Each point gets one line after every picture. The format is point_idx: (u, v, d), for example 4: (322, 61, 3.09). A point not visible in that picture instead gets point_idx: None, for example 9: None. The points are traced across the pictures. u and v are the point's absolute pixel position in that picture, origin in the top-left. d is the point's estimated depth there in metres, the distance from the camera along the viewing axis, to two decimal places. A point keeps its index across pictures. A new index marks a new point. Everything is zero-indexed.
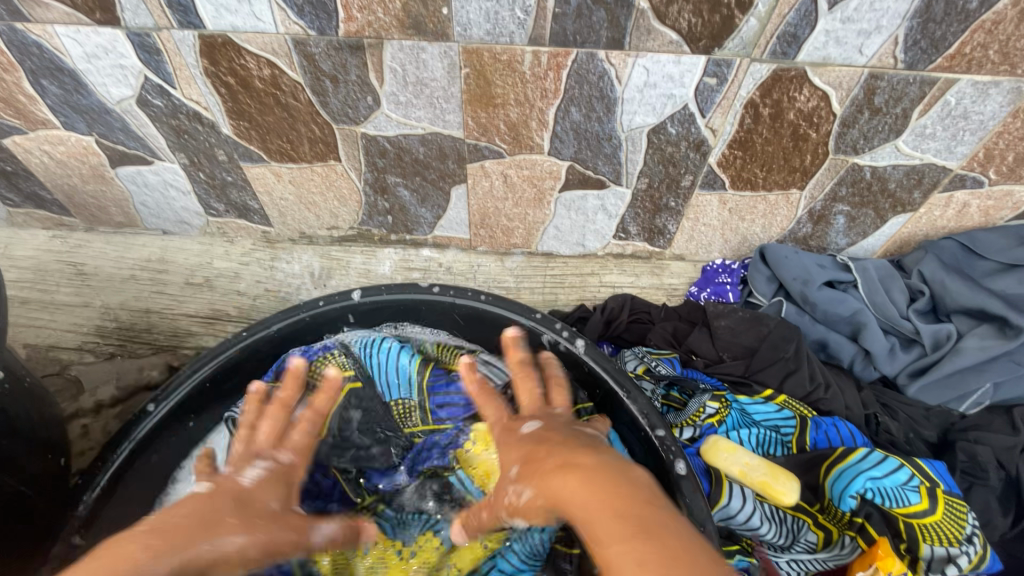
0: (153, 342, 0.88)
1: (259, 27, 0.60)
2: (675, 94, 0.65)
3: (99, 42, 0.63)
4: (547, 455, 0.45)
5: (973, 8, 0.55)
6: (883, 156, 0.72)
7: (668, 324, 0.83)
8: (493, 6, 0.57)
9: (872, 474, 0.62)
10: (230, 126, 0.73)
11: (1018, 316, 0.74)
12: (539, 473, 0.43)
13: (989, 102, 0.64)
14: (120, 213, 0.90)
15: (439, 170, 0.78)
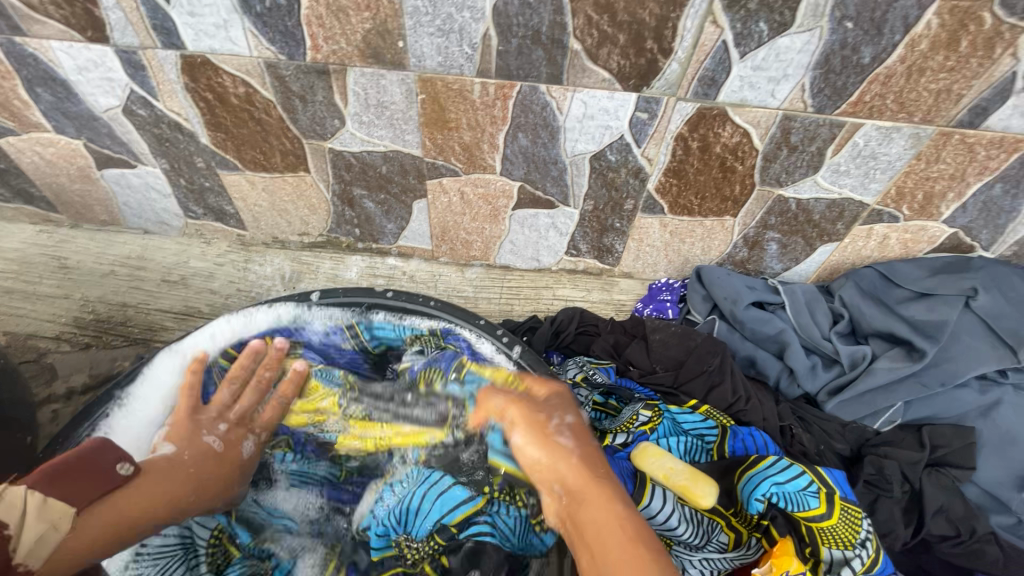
0: (128, 335, 0.95)
1: (235, 50, 0.67)
2: (612, 126, 0.72)
3: (90, 56, 0.70)
4: (606, 480, 0.56)
5: (866, 63, 0.62)
6: (805, 189, 0.78)
7: (611, 336, 0.88)
8: (444, 42, 0.64)
9: (776, 479, 0.67)
10: (208, 136, 0.79)
11: (922, 340, 0.81)
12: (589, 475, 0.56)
13: (893, 145, 0.71)
14: (104, 213, 0.95)
15: (401, 184, 0.84)
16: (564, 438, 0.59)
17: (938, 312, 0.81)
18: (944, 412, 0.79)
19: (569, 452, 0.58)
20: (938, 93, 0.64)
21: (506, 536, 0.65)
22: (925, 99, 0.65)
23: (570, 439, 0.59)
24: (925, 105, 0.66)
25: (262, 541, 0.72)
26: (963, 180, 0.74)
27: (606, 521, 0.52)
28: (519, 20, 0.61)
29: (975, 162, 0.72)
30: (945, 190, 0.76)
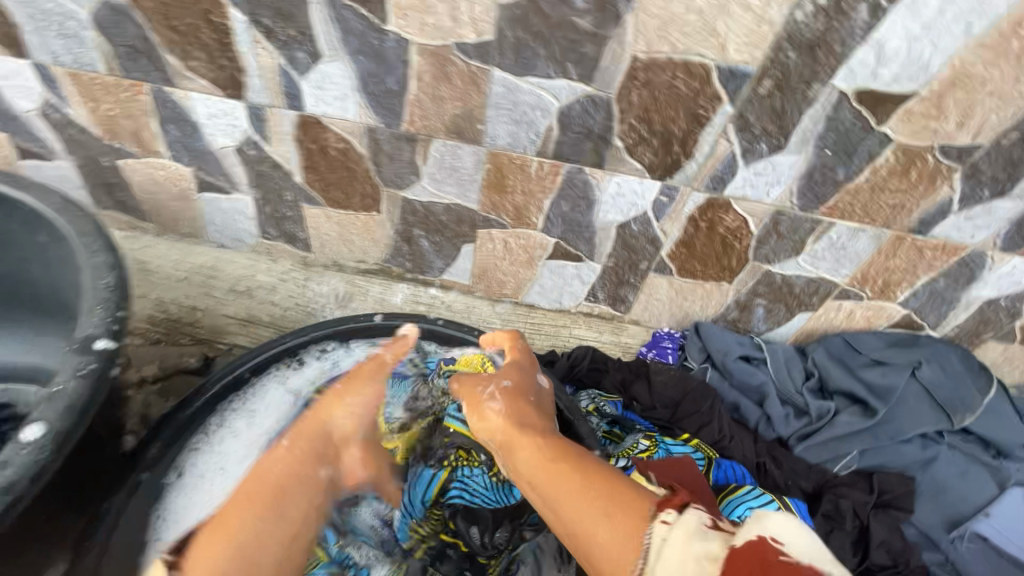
0: (195, 335, 1.09)
1: (344, 116, 0.84)
2: (638, 203, 0.90)
3: (222, 108, 0.86)
4: (524, 424, 0.73)
5: (840, 181, 0.81)
6: (789, 268, 0.96)
7: (619, 373, 1.03)
8: (514, 129, 0.82)
9: (751, 504, 0.82)
10: (302, 176, 0.95)
11: (876, 401, 0.97)
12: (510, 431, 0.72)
13: (859, 241, 0.89)
14: (188, 227, 1.09)
15: (455, 230, 1.00)
16: (495, 399, 0.77)
17: (890, 378, 0.98)
18: (892, 462, 0.95)
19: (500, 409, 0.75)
20: (894, 206, 0.83)
21: (478, 493, 0.84)
22: (884, 210, 0.83)
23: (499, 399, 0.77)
24: (884, 214, 0.84)
25: (344, 547, 0.82)
26: (914, 273, 0.92)
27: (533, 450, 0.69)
28: (577, 120, 0.79)
29: (922, 260, 0.90)
30: (900, 280, 0.93)
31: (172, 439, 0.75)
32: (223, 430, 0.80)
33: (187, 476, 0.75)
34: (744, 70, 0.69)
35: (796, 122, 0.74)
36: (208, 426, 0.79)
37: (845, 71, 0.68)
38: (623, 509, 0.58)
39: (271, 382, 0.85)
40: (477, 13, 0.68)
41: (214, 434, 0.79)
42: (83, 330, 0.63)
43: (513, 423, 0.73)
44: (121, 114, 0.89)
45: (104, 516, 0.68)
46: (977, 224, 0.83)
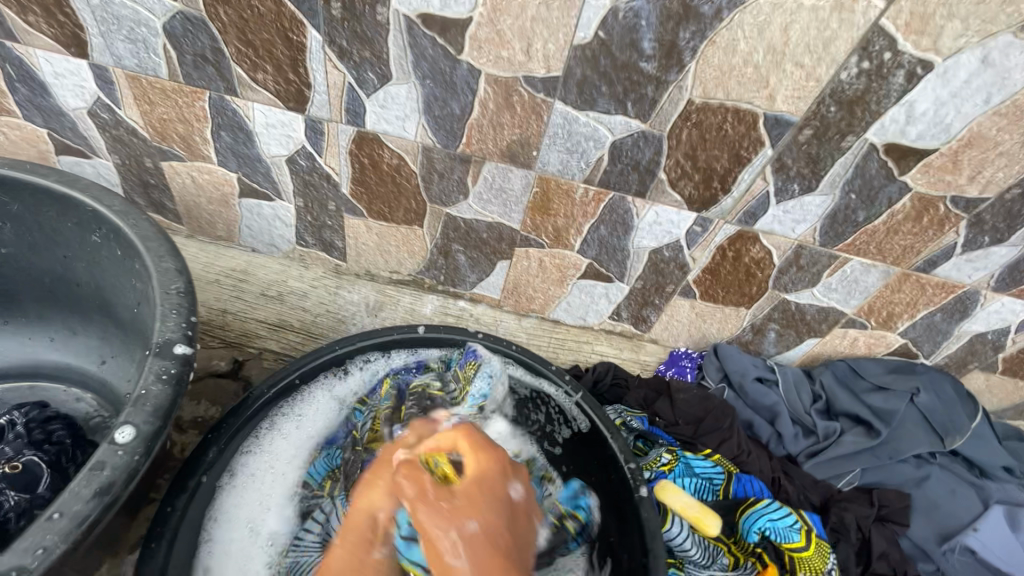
0: (223, 338, 1.12)
1: (402, 134, 0.87)
2: (672, 232, 0.95)
3: (281, 119, 0.88)
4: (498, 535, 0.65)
5: (859, 222, 0.88)
6: (804, 297, 1.03)
7: (641, 390, 1.08)
8: (566, 158, 0.86)
9: (771, 516, 0.88)
10: (349, 188, 0.97)
11: (879, 423, 1.06)
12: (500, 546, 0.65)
13: (870, 276, 0.97)
14: (223, 230, 1.10)
15: (493, 247, 1.04)
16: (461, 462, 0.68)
17: (890, 403, 1.06)
18: (891, 480, 1.02)
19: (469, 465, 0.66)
20: (905, 247, 0.91)
21: None
22: (896, 250, 0.91)
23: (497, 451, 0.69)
24: (896, 253, 0.92)
25: None
26: (915, 307, 1.01)
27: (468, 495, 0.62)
28: (627, 153, 0.84)
29: (924, 295, 0.98)
30: (902, 312, 1.02)
31: (227, 443, 0.78)
32: (272, 433, 0.85)
33: (238, 477, 0.80)
34: (788, 119, 0.76)
35: (828, 168, 0.81)
36: (259, 430, 0.83)
37: (877, 126, 0.75)
38: None
39: (318, 391, 0.90)
40: (550, 51, 0.73)
41: (264, 436, 0.84)
42: (159, 335, 0.66)
43: (474, 481, 0.63)
44: (175, 118, 0.90)
45: (167, 519, 0.70)
46: (976, 266, 0.92)
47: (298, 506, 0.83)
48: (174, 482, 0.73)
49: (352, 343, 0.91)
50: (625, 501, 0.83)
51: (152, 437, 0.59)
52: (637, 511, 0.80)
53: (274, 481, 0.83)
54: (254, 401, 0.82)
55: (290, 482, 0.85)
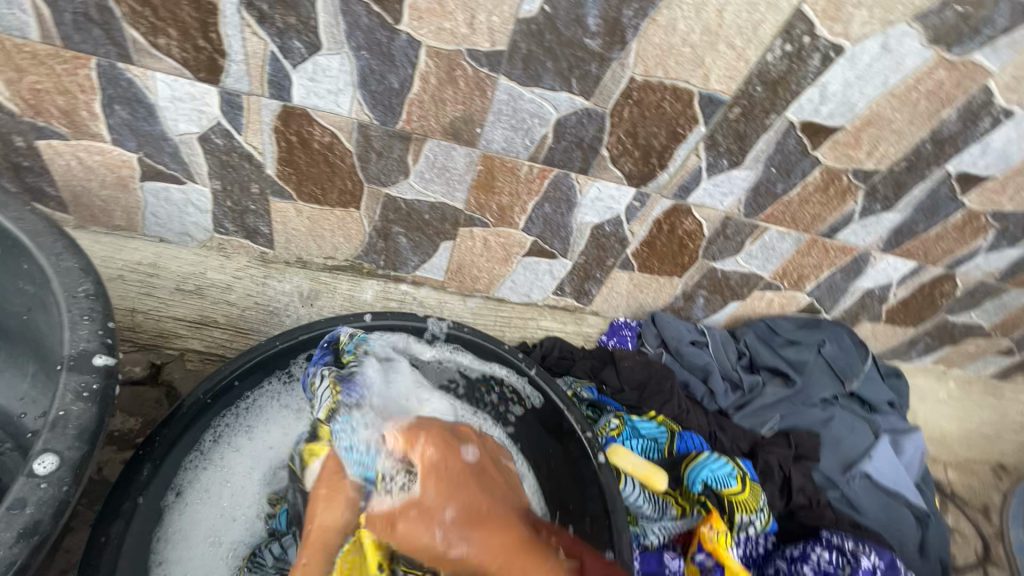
0: (137, 340, 0.98)
1: (335, 109, 0.81)
2: (613, 207, 0.98)
3: (190, 91, 0.78)
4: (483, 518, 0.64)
5: (777, 193, 0.96)
6: (729, 264, 1.11)
7: (587, 361, 1.13)
8: (511, 135, 0.85)
9: (711, 466, 0.96)
10: (275, 168, 0.89)
11: (795, 374, 1.19)
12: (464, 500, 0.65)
13: (785, 242, 1.07)
14: (122, 218, 0.97)
15: (436, 228, 1.01)
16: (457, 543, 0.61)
17: (802, 354, 1.20)
18: (803, 423, 1.16)
19: (467, 553, 0.61)
20: (814, 215, 1.01)
21: None
22: (807, 218, 1.01)
23: (462, 537, 0.61)
24: (806, 221, 1.02)
25: None
26: (821, 268, 1.13)
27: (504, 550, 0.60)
28: (571, 130, 0.84)
29: (828, 258, 1.10)
30: (810, 274, 1.14)
31: (162, 458, 0.72)
32: (220, 447, 0.80)
33: (187, 495, 0.76)
34: (720, 97, 0.80)
35: (753, 144, 0.87)
36: (203, 444, 0.78)
37: (796, 105, 0.82)
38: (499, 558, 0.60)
39: (264, 397, 0.85)
40: (493, 24, 0.71)
41: (211, 450, 0.79)
42: (72, 346, 0.58)
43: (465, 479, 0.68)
44: (52, 89, 0.76)
45: (102, 550, 0.65)
46: (869, 230, 1.04)
47: (262, 518, 0.81)
48: (103, 510, 0.67)
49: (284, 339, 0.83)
50: (585, 468, 0.86)
51: (80, 465, 0.53)
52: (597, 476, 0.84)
53: (233, 495, 0.80)
54: (188, 410, 0.75)
55: (249, 495, 0.81)
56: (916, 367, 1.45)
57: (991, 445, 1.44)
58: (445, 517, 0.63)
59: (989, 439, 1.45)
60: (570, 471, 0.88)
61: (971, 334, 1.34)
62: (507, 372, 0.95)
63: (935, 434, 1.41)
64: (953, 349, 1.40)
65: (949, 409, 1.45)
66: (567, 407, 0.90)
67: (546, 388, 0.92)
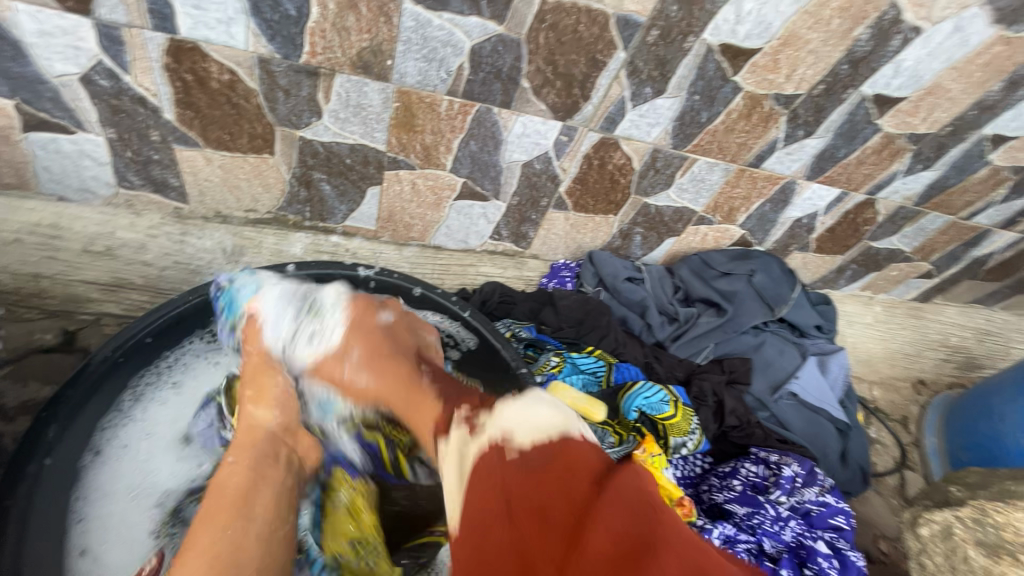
0: (42, 308, 0.98)
1: (230, 42, 0.75)
2: (540, 143, 0.96)
3: (60, 24, 0.70)
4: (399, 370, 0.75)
5: (702, 122, 0.96)
6: (662, 200, 1.12)
7: (527, 303, 1.13)
8: (425, 67, 0.81)
9: (645, 394, 1.01)
10: (174, 112, 0.83)
11: (727, 304, 1.23)
12: (383, 379, 0.75)
13: (715, 174, 1.08)
14: (11, 175, 0.89)
15: (360, 173, 0.97)
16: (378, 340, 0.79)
17: (734, 284, 1.23)
18: (736, 350, 1.22)
19: (367, 382, 0.76)
20: (740, 145, 1.01)
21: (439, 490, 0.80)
22: (733, 147, 1.02)
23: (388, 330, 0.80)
24: (733, 150, 1.03)
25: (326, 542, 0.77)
26: (750, 200, 1.15)
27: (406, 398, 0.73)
28: (487, 60, 0.81)
29: (756, 188, 1.12)
30: (740, 206, 1.16)
31: (69, 420, 0.70)
32: (142, 406, 0.78)
33: (106, 454, 0.74)
34: (636, 20, 0.78)
35: (674, 70, 0.86)
36: (122, 404, 0.76)
37: (712, 27, 0.81)
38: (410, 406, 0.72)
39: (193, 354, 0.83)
40: None
41: (130, 409, 0.77)
42: None
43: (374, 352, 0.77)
44: None
45: (8, 512, 0.63)
46: (794, 158, 1.06)
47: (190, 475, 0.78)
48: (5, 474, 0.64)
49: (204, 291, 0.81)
50: None
51: None
52: None
53: (159, 453, 0.78)
54: (92, 370, 0.72)
55: (170, 457, 0.78)
56: (845, 294, 1.52)
57: (913, 362, 1.55)
58: (352, 358, 0.77)
59: (910, 357, 1.55)
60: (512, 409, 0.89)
61: (895, 258, 1.41)
62: (442, 317, 0.96)
63: (862, 356, 1.50)
64: (879, 275, 1.47)
65: (875, 332, 1.54)
66: (501, 346, 0.92)
67: (481, 329, 0.93)
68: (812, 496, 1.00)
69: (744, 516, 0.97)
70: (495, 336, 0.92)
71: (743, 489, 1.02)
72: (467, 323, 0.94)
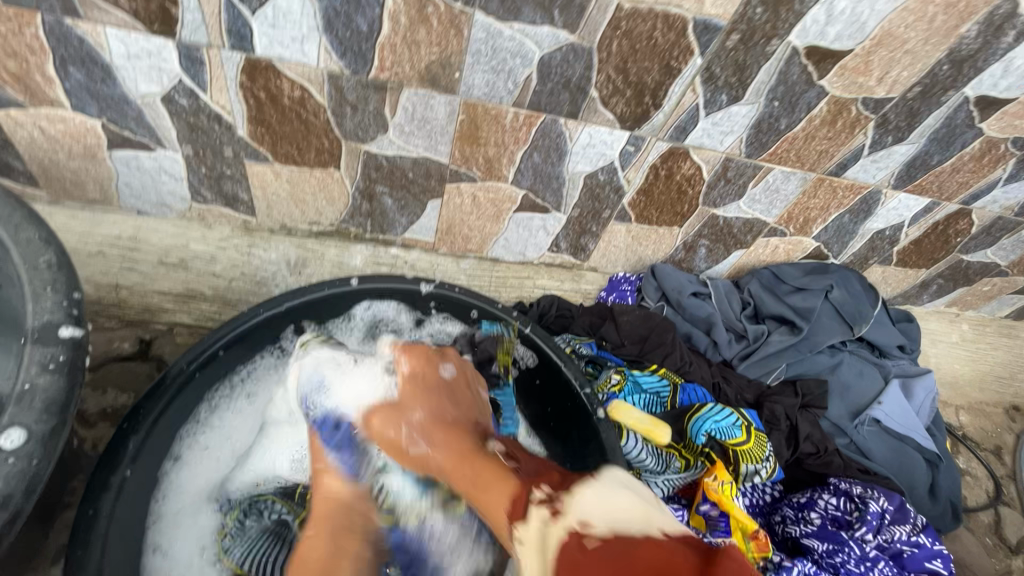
0: (122, 317, 0.99)
1: (303, 60, 0.75)
2: (606, 153, 0.93)
3: (146, 47, 0.73)
4: (453, 433, 0.72)
5: (781, 130, 0.90)
6: (731, 211, 1.06)
7: (586, 318, 1.09)
8: (492, 78, 0.79)
9: (716, 418, 0.94)
10: (247, 129, 0.84)
11: (802, 322, 1.15)
12: (453, 458, 0.70)
13: (790, 185, 1.01)
14: (96, 190, 0.94)
15: (422, 185, 0.97)
16: (419, 441, 0.73)
17: (809, 300, 1.16)
18: (809, 371, 1.14)
19: (428, 449, 0.72)
20: (821, 153, 0.95)
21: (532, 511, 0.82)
22: (813, 156, 0.95)
23: (421, 436, 0.73)
24: (812, 159, 0.96)
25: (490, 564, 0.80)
26: (828, 211, 1.07)
27: (467, 468, 0.68)
28: (557, 70, 0.79)
29: (835, 199, 1.04)
30: (816, 218, 1.09)
31: (148, 432, 0.71)
32: (218, 414, 0.81)
33: (184, 460, 0.77)
34: (716, 24, 0.74)
35: (754, 75, 0.81)
36: (198, 415, 0.78)
37: (800, 28, 0.75)
38: (473, 472, 0.67)
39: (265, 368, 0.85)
40: None
41: (208, 418, 0.80)
42: (35, 318, 0.56)
43: (434, 424, 0.73)
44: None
45: (91, 525, 0.63)
46: (880, 166, 0.98)
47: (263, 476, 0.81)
48: (91, 485, 0.65)
49: (279, 303, 0.81)
50: (586, 426, 0.83)
51: (50, 438, 0.52)
52: (597, 432, 0.81)
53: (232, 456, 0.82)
54: (172, 381, 0.73)
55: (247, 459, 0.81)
56: (929, 311, 1.41)
57: (1006, 386, 1.41)
58: (412, 418, 0.74)
59: (1002, 380, 1.41)
60: (572, 431, 0.86)
61: (988, 272, 1.29)
62: (501, 334, 0.93)
63: (948, 378, 1.38)
64: (967, 290, 1.35)
65: (962, 352, 1.41)
66: (562, 363, 0.88)
67: (540, 346, 0.89)
68: (903, 534, 0.92)
69: (825, 553, 0.88)
70: (556, 354, 0.89)
71: (822, 524, 0.93)
72: (525, 340, 0.91)
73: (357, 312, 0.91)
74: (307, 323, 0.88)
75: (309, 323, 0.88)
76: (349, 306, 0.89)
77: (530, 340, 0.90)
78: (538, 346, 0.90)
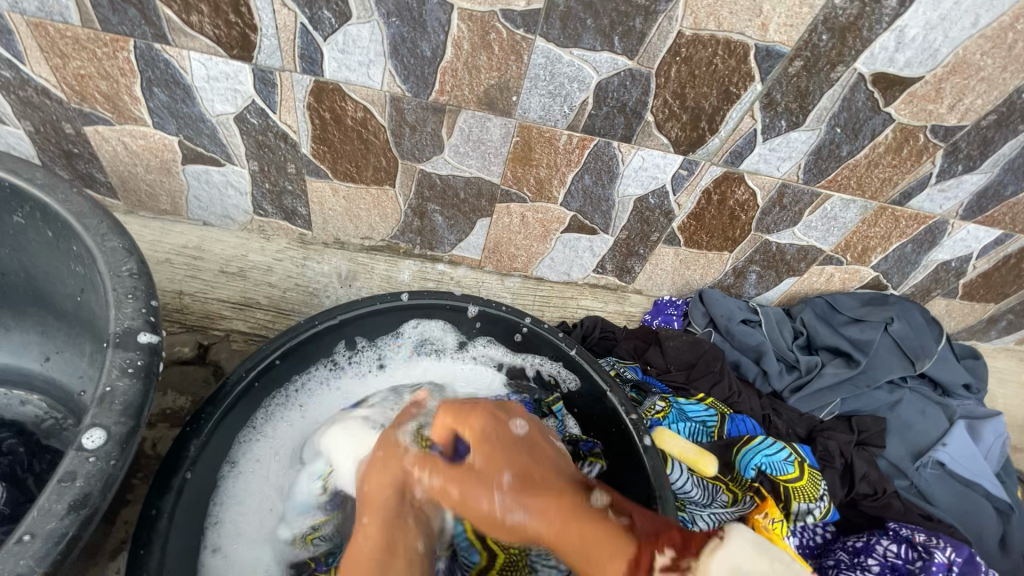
0: (184, 322, 1.02)
1: (368, 82, 0.78)
2: (658, 177, 0.92)
3: (224, 70, 0.77)
4: (527, 468, 0.64)
5: (842, 156, 0.87)
6: (785, 237, 1.04)
7: (630, 341, 1.09)
8: (549, 102, 0.80)
9: (766, 452, 0.91)
10: (310, 147, 0.88)
11: (859, 354, 1.10)
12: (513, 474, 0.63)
13: (849, 212, 0.98)
14: (168, 203, 0.99)
15: (472, 205, 0.98)
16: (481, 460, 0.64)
17: (867, 332, 1.11)
18: (866, 407, 1.09)
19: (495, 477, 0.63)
20: (884, 180, 0.91)
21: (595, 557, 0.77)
22: (876, 183, 0.92)
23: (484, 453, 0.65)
24: (875, 187, 0.92)
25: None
26: (889, 240, 1.03)
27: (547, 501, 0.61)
28: (613, 94, 0.79)
29: (898, 228, 1.00)
30: (875, 247, 1.05)
31: (208, 435, 0.73)
32: (272, 423, 0.83)
33: (240, 465, 0.79)
34: (778, 50, 0.73)
35: (816, 102, 0.79)
36: (254, 421, 0.81)
37: (867, 55, 0.73)
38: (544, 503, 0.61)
39: (320, 379, 0.88)
40: None
41: (263, 427, 0.82)
42: (117, 324, 0.60)
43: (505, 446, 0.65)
44: (94, 73, 0.78)
45: (155, 523, 0.65)
46: (948, 196, 0.94)
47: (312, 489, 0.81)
48: (154, 486, 0.67)
49: (335, 314, 0.84)
50: (632, 456, 0.80)
51: (125, 439, 0.55)
52: (643, 461, 0.78)
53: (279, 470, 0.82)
54: (233, 387, 0.76)
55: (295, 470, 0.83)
56: (997, 348, 1.32)
57: None
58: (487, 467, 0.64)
59: None
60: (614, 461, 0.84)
61: None
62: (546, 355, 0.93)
63: (1019, 423, 1.29)
64: None
65: None
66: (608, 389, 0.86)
67: (586, 370, 0.88)
68: None
69: None
70: (602, 379, 0.87)
71: (881, 571, 0.87)
72: (569, 363, 0.90)
73: (404, 329, 0.93)
74: (360, 339, 0.90)
75: (359, 339, 0.90)
76: (399, 321, 0.91)
77: (577, 363, 0.89)
78: (580, 370, 0.89)
